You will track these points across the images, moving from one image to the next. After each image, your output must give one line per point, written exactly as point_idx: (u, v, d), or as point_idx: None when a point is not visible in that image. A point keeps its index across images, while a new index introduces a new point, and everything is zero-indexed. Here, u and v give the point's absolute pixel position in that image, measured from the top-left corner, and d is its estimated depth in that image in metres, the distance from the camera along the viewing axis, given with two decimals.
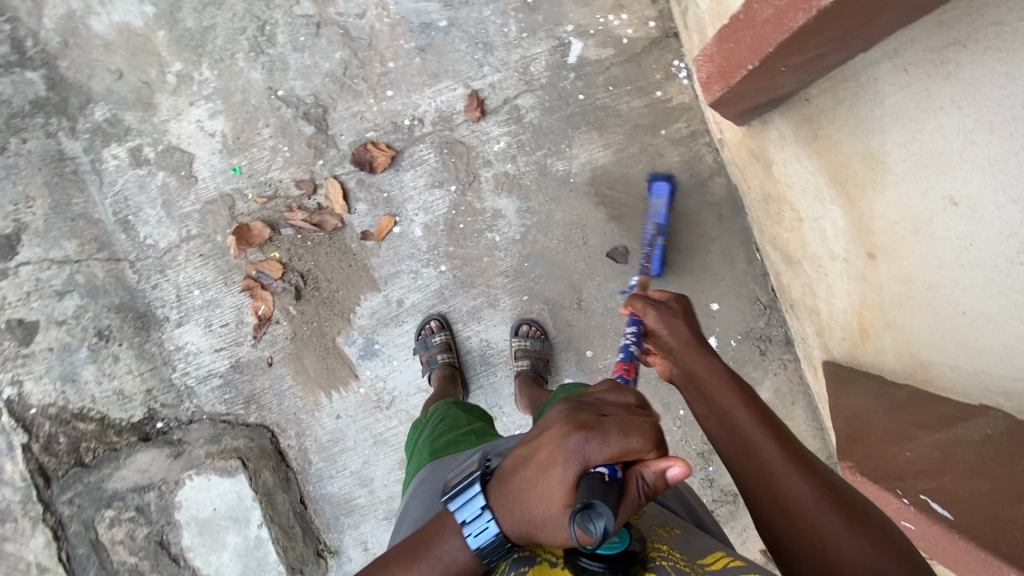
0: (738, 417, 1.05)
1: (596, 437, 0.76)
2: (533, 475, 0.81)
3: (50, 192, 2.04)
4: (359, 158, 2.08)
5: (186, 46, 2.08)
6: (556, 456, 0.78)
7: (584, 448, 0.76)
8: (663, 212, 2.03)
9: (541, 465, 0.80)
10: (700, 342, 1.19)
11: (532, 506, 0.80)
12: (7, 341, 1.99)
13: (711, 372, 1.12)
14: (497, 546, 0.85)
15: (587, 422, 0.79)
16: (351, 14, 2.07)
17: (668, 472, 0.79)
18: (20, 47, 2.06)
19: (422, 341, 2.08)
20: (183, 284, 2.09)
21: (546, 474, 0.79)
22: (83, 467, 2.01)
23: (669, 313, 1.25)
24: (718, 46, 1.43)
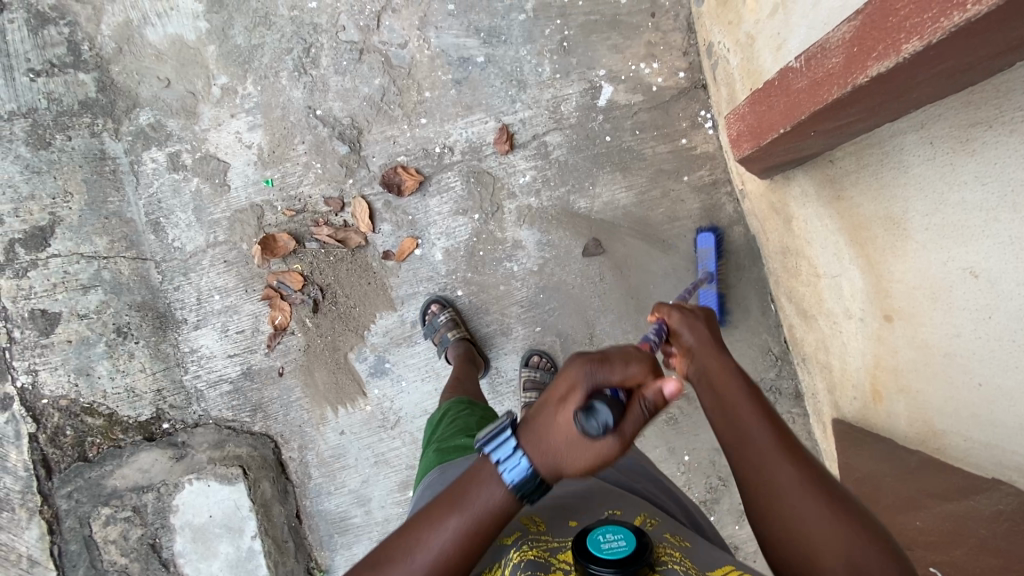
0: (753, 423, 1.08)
1: (603, 364, 0.83)
2: (549, 407, 0.87)
3: (87, 189, 2.10)
4: (388, 180, 2.14)
5: (233, 61, 2.16)
6: (564, 386, 0.85)
7: (591, 372, 0.83)
8: (711, 261, 2.05)
9: (552, 397, 0.87)
10: (719, 345, 1.22)
11: (549, 436, 0.85)
12: (28, 330, 2.02)
13: (731, 382, 1.14)
14: (532, 482, 0.87)
15: (594, 355, 0.85)
16: (394, 44, 2.16)
17: (664, 388, 0.82)
18: (76, 49, 2.15)
19: (429, 323, 2.10)
20: (205, 288, 2.13)
21: (559, 403, 0.85)
22: (86, 462, 2.02)
23: (690, 317, 1.25)
24: (751, 108, 1.51)
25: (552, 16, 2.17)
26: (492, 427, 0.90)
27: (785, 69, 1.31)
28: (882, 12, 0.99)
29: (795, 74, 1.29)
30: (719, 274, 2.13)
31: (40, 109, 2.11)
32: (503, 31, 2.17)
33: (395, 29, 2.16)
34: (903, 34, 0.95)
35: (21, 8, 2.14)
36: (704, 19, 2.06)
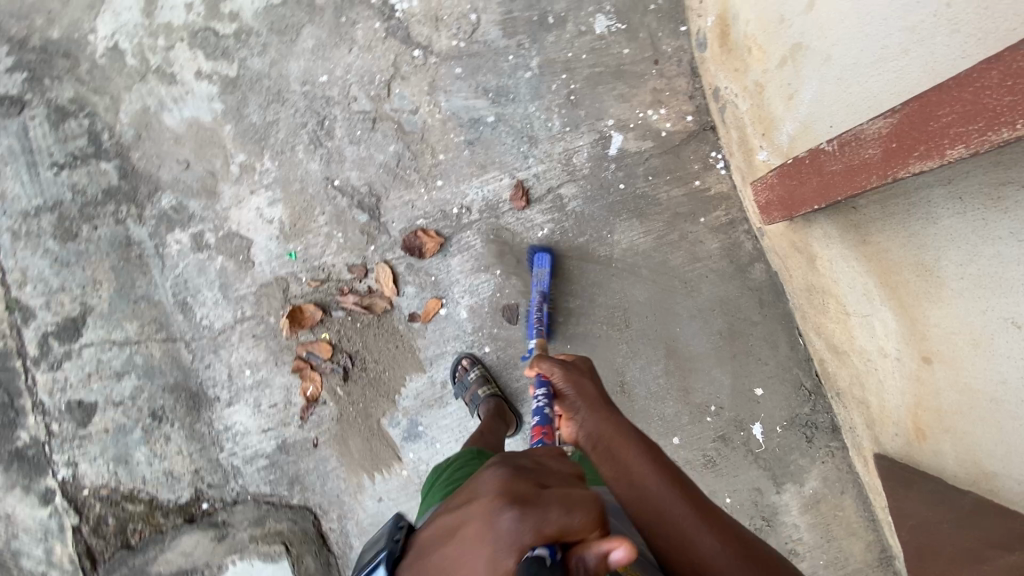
0: (633, 461, 1.25)
1: (540, 514, 0.69)
2: (460, 558, 0.71)
3: (115, 276, 2.14)
4: (409, 244, 2.17)
5: (250, 139, 2.21)
6: (482, 542, 0.69)
7: (520, 527, 0.68)
8: (546, 281, 2.11)
9: (464, 552, 0.71)
10: (602, 398, 1.39)
11: None
12: (66, 422, 2.05)
13: (614, 431, 1.30)
14: None
15: (524, 497, 0.72)
16: (405, 110, 2.21)
17: (610, 553, 0.70)
18: (97, 140, 2.20)
19: (460, 381, 2.11)
20: (235, 364, 2.14)
21: (471, 567, 0.69)
22: (129, 550, 2.03)
23: (577, 372, 1.42)
24: (782, 181, 1.51)
25: (558, 71, 2.21)
26: (377, 566, 0.85)
27: (818, 150, 1.32)
28: (923, 113, 1.01)
29: (828, 156, 1.29)
30: (744, 312, 2.13)
31: (65, 201, 2.15)
32: (511, 90, 2.21)
33: (405, 96, 2.21)
34: (946, 140, 0.97)
35: (42, 104, 2.21)
36: (708, 64, 2.09)
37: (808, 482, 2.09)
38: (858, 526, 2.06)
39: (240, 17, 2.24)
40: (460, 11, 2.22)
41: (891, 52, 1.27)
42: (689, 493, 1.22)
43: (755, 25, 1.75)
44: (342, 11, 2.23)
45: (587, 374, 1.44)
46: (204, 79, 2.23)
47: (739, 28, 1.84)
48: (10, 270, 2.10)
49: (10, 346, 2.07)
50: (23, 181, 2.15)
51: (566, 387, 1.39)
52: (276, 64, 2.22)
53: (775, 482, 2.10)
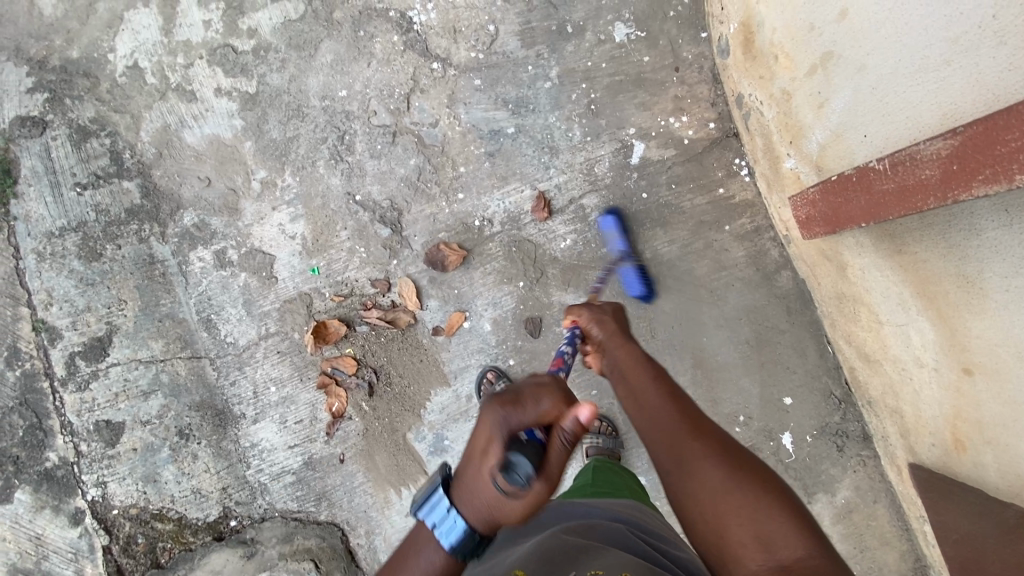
0: (647, 389, 1.29)
1: (516, 409, 1.06)
2: (477, 456, 1.07)
3: (140, 295, 2.14)
4: (432, 258, 2.16)
5: (270, 155, 2.21)
6: (485, 433, 1.06)
7: (506, 419, 1.05)
8: (619, 241, 2.12)
9: (480, 446, 1.07)
10: (627, 337, 1.47)
11: (477, 479, 1.05)
12: (94, 442, 2.06)
13: (631, 355, 1.40)
14: (466, 538, 1.07)
15: (508, 401, 1.07)
16: (425, 123, 2.20)
17: (579, 416, 1.05)
18: (119, 159, 2.20)
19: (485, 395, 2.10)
20: (261, 380, 2.14)
21: (483, 454, 1.05)
22: (159, 569, 2.04)
23: (606, 315, 1.54)
24: (825, 199, 1.47)
25: (578, 80, 2.19)
26: (427, 491, 1.11)
27: (867, 166, 1.30)
28: (985, 137, 1.00)
29: (878, 175, 1.27)
30: (771, 320, 2.10)
31: (89, 221, 2.16)
32: (531, 100, 2.20)
33: (425, 109, 2.20)
34: (1014, 164, 0.94)
35: (64, 125, 2.21)
36: (730, 70, 2.07)
37: (840, 491, 2.07)
38: (891, 535, 2.04)
39: (258, 33, 2.24)
40: (478, 22, 2.21)
41: (932, 62, 1.28)
42: (694, 413, 1.23)
43: (781, 33, 1.74)
44: (360, 25, 2.22)
45: (619, 318, 1.56)
46: (223, 95, 2.23)
47: (764, 36, 1.83)
48: (35, 291, 2.11)
49: (37, 367, 2.07)
50: (47, 202, 2.16)
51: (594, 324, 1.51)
52: (295, 79, 2.22)
53: (805, 492, 2.08)
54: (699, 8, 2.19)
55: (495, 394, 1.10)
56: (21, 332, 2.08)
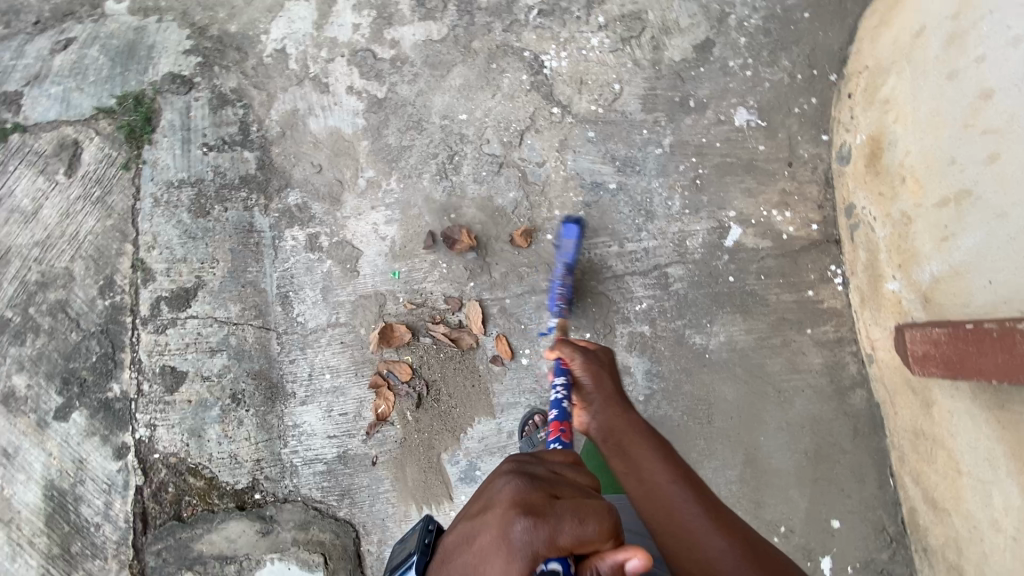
0: (653, 466, 1.24)
1: (548, 525, 0.75)
2: (472, 568, 0.75)
3: (232, 258, 2.26)
4: (445, 238, 2.23)
5: (382, 158, 2.32)
6: (498, 542, 0.74)
7: (537, 535, 0.73)
8: (571, 253, 2.09)
9: (482, 550, 0.75)
10: (620, 398, 1.43)
11: None
12: (156, 385, 2.16)
13: (628, 424, 1.35)
14: None
15: (543, 508, 0.78)
16: (533, 161, 2.27)
17: (623, 562, 0.77)
18: (246, 130, 2.36)
19: (529, 436, 2.07)
20: (318, 365, 2.20)
21: (484, 568, 0.73)
22: (179, 522, 2.10)
23: (595, 364, 1.49)
24: (953, 345, 1.48)
25: (689, 153, 2.22)
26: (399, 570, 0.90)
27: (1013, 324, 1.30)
28: None
29: None
30: (835, 436, 2.02)
31: (205, 180, 2.31)
32: (638, 162, 2.24)
33: (536, 148, 2.27)
34: None
35: (207, 89, 2.39)
36: (847, 178, 2.08)
37: None
38: None
39: (400, 45, 2.38)
40: (606, 79, 2.29)
41: None
42: (697, 487, 1.21)
43: (916, 159, 1.78)
44: (494, 57, 2.34)
45: (602, 361, 1.52)
46: (354, 94, 2.37)
47: (894, 156, 1.87)
48: (143, 233, 2.26)
49: (125, 302, 2.21)
50: (175, 155, 2.33)
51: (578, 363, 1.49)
52: (422, 94, 2.34)
53: None
54: (826, 110, 2.20)
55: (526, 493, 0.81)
56: (121, 267, 2.23)
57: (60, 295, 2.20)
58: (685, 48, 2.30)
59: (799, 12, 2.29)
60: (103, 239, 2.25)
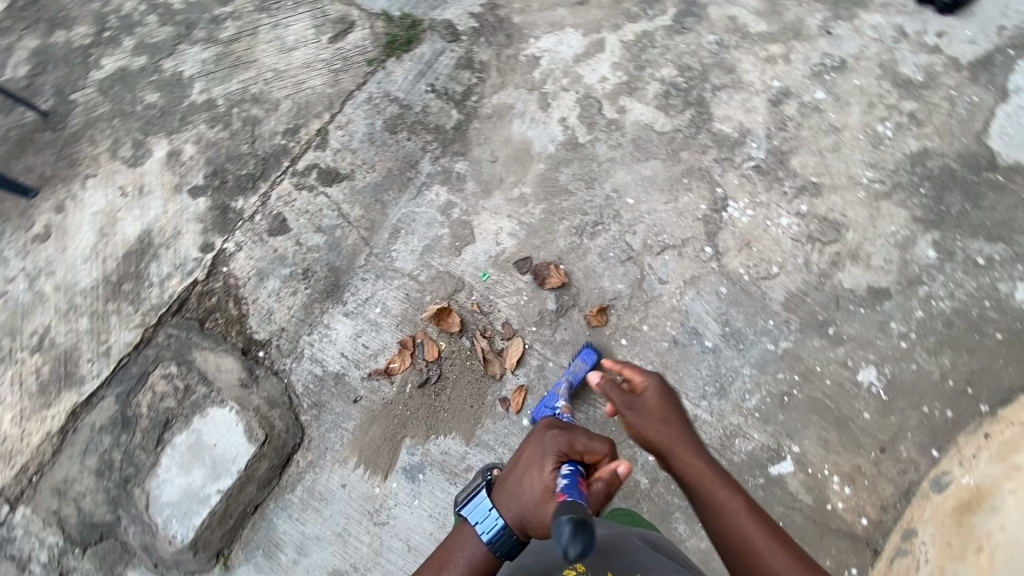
0: (727, 506, 1.24)
1: (563, 436, 1.27)
2: (525, 474, 1.27)
3: (384, 175, 2.53)
4: (539, 269, 2.36)
5: (545, 185, 2.48)
6: (536, 454, 1.27)
7: (557, 443, 1.26)
8: (578, 374, 2.17)
9: (529, 465, 1.27)
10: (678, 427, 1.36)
11: (525, 493, 1.24)
12: (264, 221, 2.46)
13: (692, 462, 1.30)
14: (502, 535, 1.26)
15: (562, 428, 1.30)
16: (658, 274, 2.30)
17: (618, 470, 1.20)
18: (468, 95, 2.65)
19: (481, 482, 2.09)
20: (378, 296, 2.41)
21: (529, 471, 1.26)
22: (198, 327, 2.35)
23: (648, 398, 1.38)
24: None
25: (795, 368, 2.14)
26: (472, 494, 1.34)
27: None
28: None
29: None
30: None
31: (412, 109, 2.62)
32: (745, 341, 2.19)
33: (668, 266, 2.31)
34: None
35: (465, 48, 2.73)
36: (927, 503, 1.88)
37: None
38: None
39: (626, 114, 2.56)
40: (768, 256, 2.29)
41: None
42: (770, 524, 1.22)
43: (1005, 537, 1.53)
44: (691, 174, 2.43)
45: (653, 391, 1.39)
46: (562, 124, 2.57)
47: (986, 522, 1.63)
48: (343, 113, 2.61)
49: (293, 150, 2.56)
50: (406, 77, 2.67)
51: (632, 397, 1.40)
52: (612, 161, 2.48)
53: None
54: (953, 430, 2.01)
55: (552, 421, 1.34)
56: (310, 125, 2.59)
57: (260, 115, 2.63)
58: (858, 282, 2.23)
59: (992, 327, 2.13)
60: (315, 99, 2.64)
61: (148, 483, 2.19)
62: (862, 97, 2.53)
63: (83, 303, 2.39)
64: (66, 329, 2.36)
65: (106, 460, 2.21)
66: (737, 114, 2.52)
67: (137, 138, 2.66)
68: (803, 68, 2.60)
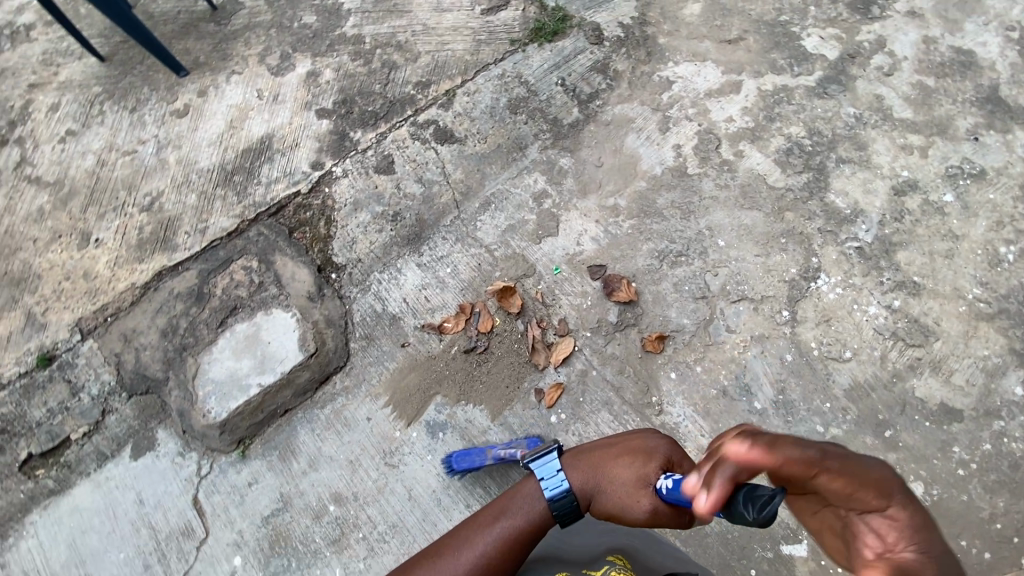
0: None
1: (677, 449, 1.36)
2: (621, 458, 1.38)
3: (493, 148, 2.62)
4: (611, 280, 2.37)
5: (642, 203, 2.50)
6: (643, 450, 1.37)
7: (667, 451, 1.36)
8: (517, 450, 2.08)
9: (628, 452, 1.38)
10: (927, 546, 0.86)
11: (612, 474, 1.36)
12: (373, 157, 2.59)
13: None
14: (562, 499, 1.35)
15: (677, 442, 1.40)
16: (726, 322, 2.28)
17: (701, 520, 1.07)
18: (594, 97, 2.70)
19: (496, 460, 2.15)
20: (453, 257, 2.50)
21: (626, 457, 1.37)
22: (287, 233, 2.51)
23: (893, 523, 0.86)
24: None
25: None
26: (544, 453, 1.42)
27: None
28: None
29: None
30: None
31: (538, 95, 2.70)
32: (795, 414, 2.13)
33: (739, 316, 2.28)
34: None
35: (604, 53, 2.78)
36: None
37: None
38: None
39: (741, 159, 2.54)
40: (844, 339, 2.22)
41: None
42: None
43: None
44: (789, 235, 2.38)
45: (910, 502, 0.88)
46: (676, 151, 2.58)
47: None
48: (473, 81, 2.72)
49: (418, 101, 2.68)
50: (542, 65, 2.75)
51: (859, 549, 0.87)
52: (714, 200, 2.47)
53: None
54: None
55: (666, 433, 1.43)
56: (441, 84, 2.71)
57: (399, 61, 2.78)
58: (931, 394, 2.13)
59: None
60: (452, 62, 2.76)
61: (202, 356, 2.36)
62: (992, 212, 2.41)
63: (197, 182, 2.60)
64: (175, 200, 2.57)
65: (172, 324, 2.40)
66: (854, 191, 2.46)
67: (285, 51, 2.87)
68: (938, 166, 2.51)
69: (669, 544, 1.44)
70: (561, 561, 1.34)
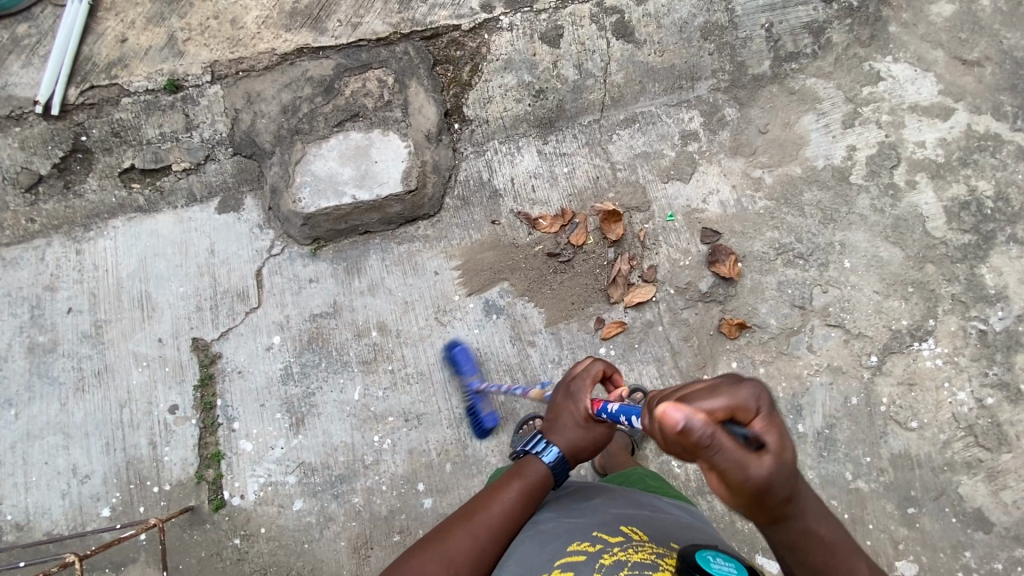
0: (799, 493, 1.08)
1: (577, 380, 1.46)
2: (561, 425, 1.42)
3: (665, 67, 2.41)
4: (719, 253, 2.26)
5: (784, 190, 2.33)
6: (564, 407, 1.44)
7: (574, 387, 1.45)
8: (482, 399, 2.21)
9: (561, 413, 1.44)
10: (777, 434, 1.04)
11: (571, 434, 1.41)
12: (542, 23, 2.36)
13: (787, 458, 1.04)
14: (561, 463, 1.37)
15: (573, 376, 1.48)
16: (811, 340, 2.19)
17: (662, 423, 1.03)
18: (791, 58, 2.44)
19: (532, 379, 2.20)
20: (575, 160, 2.41)
21: (564, 418, 1.43)
22: (431, 65, 2.40)
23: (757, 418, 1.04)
24: None
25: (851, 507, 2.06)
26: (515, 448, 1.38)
27: None
28: None
29: None
30: None
31: (736, 30, 2.40)
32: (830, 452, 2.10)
33: (825, 341, 2.19)
34: None
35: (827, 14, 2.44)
36: None
37: None
38: None
39: (910, 191, 2.31)
40: (917, 409, 2.12)
41: None
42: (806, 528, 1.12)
43: None
44: (918, 288, 2.21)
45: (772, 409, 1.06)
46: (847, 152, 2.36)
47: None
48: None
49: None
50: None
51: (719, 453, 0.99)
52: (860, 219, 2.29)
53: None
54: None
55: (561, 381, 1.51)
56: None
57: None
58: (972, 497, 2.06)
59: None
60: None
61: (309, 147, 2.38)
62: None
63: None
64: None
65: (294, 105, 2.38)
66: (1010, 274, 2.23)
67: None
68: None
69: (671, 504, 1.45)
70: (569, 527, 1.28)
